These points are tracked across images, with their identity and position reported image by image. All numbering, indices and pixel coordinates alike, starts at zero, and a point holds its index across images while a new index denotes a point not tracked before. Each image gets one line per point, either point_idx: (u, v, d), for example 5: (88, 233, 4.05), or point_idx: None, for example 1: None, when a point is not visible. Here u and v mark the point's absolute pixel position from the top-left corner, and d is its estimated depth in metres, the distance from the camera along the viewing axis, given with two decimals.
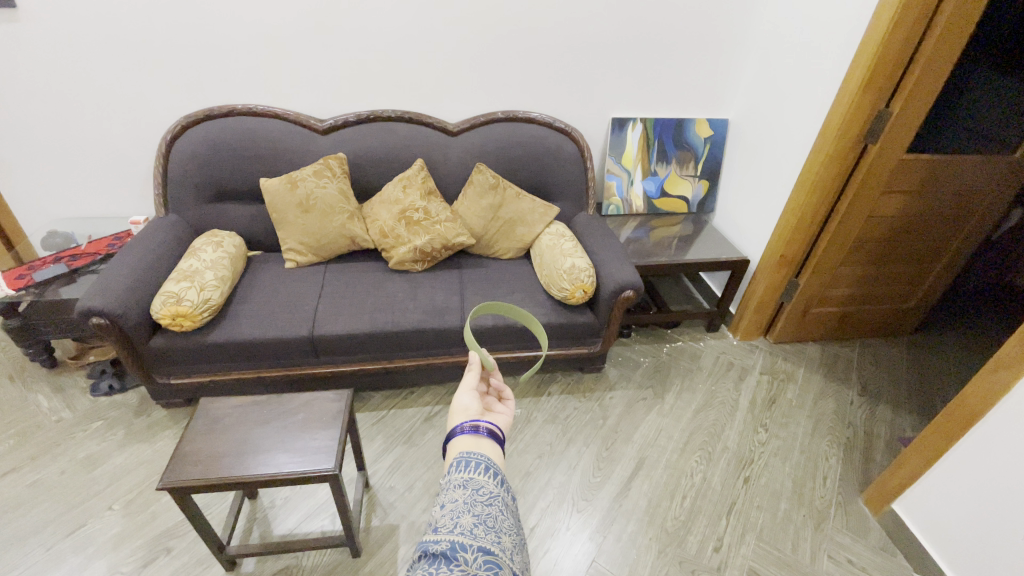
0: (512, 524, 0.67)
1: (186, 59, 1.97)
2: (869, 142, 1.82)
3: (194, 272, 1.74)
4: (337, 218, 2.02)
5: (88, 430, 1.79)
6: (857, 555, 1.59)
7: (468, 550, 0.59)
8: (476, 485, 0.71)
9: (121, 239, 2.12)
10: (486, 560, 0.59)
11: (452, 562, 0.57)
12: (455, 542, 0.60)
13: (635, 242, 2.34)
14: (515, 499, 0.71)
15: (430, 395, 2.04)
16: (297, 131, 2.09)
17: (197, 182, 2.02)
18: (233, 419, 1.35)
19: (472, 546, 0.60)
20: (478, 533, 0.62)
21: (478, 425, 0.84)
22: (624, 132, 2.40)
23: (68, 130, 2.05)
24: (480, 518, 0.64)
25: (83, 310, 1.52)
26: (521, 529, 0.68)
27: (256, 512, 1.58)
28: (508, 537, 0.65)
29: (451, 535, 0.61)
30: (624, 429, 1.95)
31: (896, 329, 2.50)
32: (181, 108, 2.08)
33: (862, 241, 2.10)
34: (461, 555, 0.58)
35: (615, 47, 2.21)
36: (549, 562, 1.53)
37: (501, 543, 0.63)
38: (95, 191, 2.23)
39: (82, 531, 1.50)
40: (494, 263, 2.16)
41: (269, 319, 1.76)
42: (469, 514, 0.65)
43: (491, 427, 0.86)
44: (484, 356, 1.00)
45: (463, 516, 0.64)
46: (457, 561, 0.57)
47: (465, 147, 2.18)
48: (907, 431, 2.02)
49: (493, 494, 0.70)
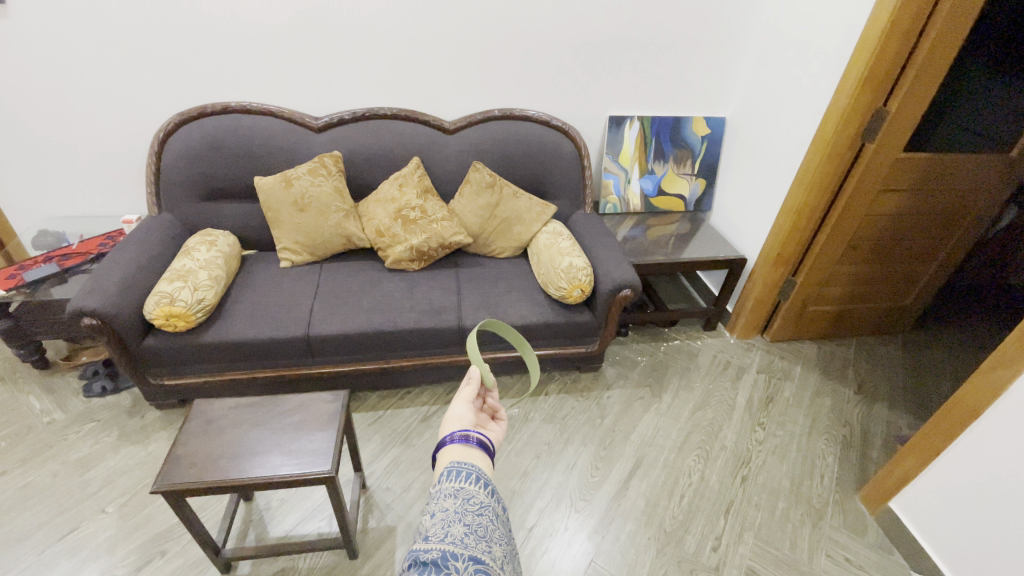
0: (503, 534, 0.67)
1: (179, 56, 1.94)
2: (867, 140, 1.82)
3: (187, 271, 1.72)
4: (333, 217, 2.00)
5: (81, 432, 1.77)
6: (854, 553, 1.60)
7: (459, 559, 0.58)
8: (466, 495, 0.70)
9: (113, 238, 2.09)
10: (476, 569, 0.58)
11: (443, 571, 0.56)
12: (446, 551, 0.59)
13: (633, 240, 2.33)
14: (506, 509, 0.71)
15: (427, 394, 2.03)
16: (292, 129, 2.06)
17: (191, 180, 2.00)
18: (228, 421, 1.34)
19: (462, 555, 0.59)
20: (469, 542, 0.61)
21: (468, 435, 0.84)
22: (621, 130, 2.39)
23: (59, 128, 2.02)
24: (471, 528, 0.64)
25: (74, 310, 1.50)
26: (512, 539, 0.67)
27: (251, 514, 1.57)
28: (499, 548, 0.64)
29: (442, 543, 0.60)
30: (622, 428, 1.95)
31: (892, 327, 2.52)
32: (174, 106, 2.05)
33: (859, 239, 2.10)
34: (452, 563, 0.57)
35: (612, 45, 2.20)
36: (547, 562, 1.52)
37: (491, 552, 0.62)
38: (86, 189, 2.20)
39: (76, 534, 1.48)
40: (490, 262, 2.15)
41: (265, 319, 1.74)
42: (460, 523, 0.64)
43: (481, 438, 0.85)
44: (485, 371, 1.00)
45: (454, 526, 0.63)
46: (448, 569, 0.56)
47: (462, 145, 2.17)
48: (903, 429, 2.03)
49: (484, 504, 0.69)
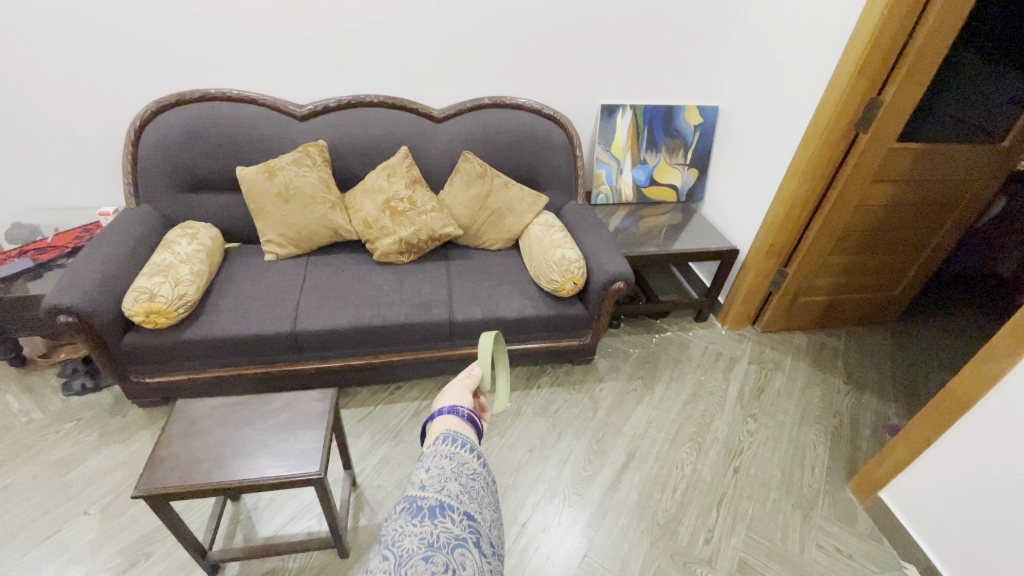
0: (495, 501, 0.66)
1: (155, 40, 1.86)
2: (860, 130, 1.80)
3: (168, 266, 1.67)
4: (319, 209, 1.95)
5: (61, 431, 1.71)
6: (844, 543, 1.61)
7: (454, 511, 0.59)
8: (461, 459, 0.69)
9: (90, 231, 2.02)
10: (469, 525, 0.58)
11: (437, 519, 0.57)
12: (442, 501, 0.60)
13: (625, 231, 2.31)
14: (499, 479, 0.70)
15: (418, 389, 2.00)
16: (275, 117, 2.00)
17: (170, 170, 1.93)
18: (212, 421, 1.30)
19: (458, 509, 0.59)
20: (463, 500, 0.61)
21: (457, 408, 0.84)
22: (613, 119, 2.35)
23: (30, 115, 1.93)
24: (465, 488, 0.63)
25: (48, 308, 1.44)
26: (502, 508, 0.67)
27: (239, 513, 1.53)
28: (491, 509, 0.64)
29: (438, 495, 0.60)
30: (615, 420, 1.94)
31: (881, 317, 2.53)
32: (151, 93, 1.97)
33: (851, 230, 2.10)
34: (448, 514, 0.58)
35: (605, 31, 2.15)
36: (540, 558, 1.52)
37: (483, 513, 0.62)
38: (60, 179, 2.11)
39: (57, 537, 1.44)
40: (481, 254, 2.11)
41: (249, 315, 1.70)
42: (456, 481, 0.64)
43: (470, 411, 0.85)
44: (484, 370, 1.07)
45: (449, 482, 0.63)
46: (442, 520, 0.57)
47: (451, 134, 2.12)
48: (892, 418, 2.05)
49: (478, 471, 0.68)
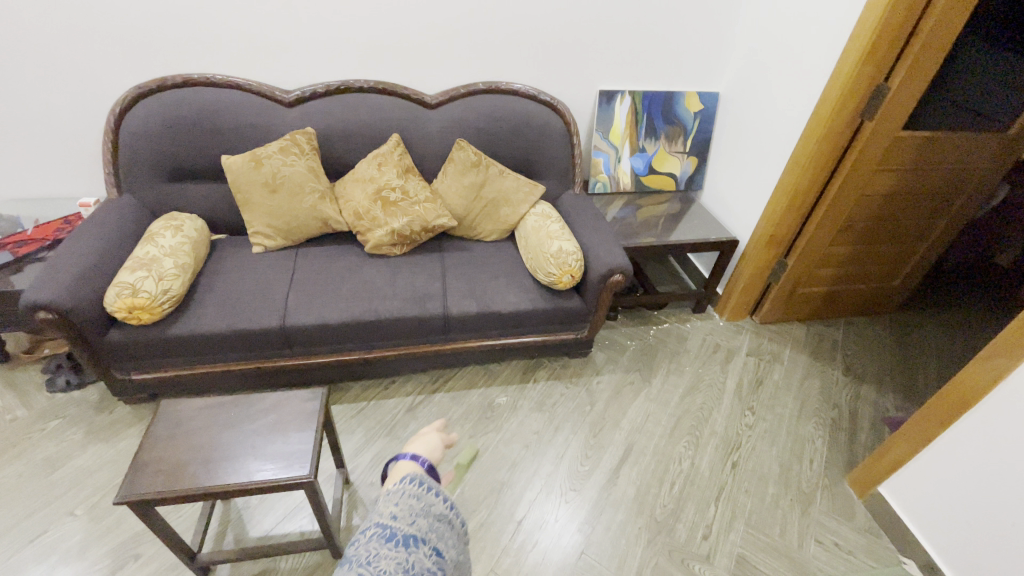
0: (455, 539, 0.81)
1: (133, 22, 1.77)
2: (866, 118, 1.75)
3: (151, 259, 1.61)
4: (308, 199, 1.88)
5: (45, 429, 1.66)
6: (842, 538, 1.61)
7: (423, 544, 0.75)
8: (427, 500, 0.82)
9: (72, 222, 1.95)
10: (434, 557, 0.74)
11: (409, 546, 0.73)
12: (415, 534, 0.75)
13: (623, 221, 2.26)
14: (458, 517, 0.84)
15: (412, 384, 1.96)
16: (261, 104, 1.92)
17: (153, 159, 1.85)
18: (198, 423, 1.26)
19: (427, 545, 0.75)
20: (429, 536, 0.77)
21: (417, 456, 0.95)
22: (611, 105, 2.29)
23: (4, 101, 1.85)
24: (431, 524, 0.79)
25: (26, 304, 1.39)
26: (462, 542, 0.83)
27: (229, 513, 1.50)
28: (453, 547, 0.79)
29: (408, 529, 0.75)
30: (613, 414, 1.92)
31: (880, 307, 2.51)
32: (130, 77, 1.88)
33: (852, 220, 2.06)
34: (418, 546, 0.74)
35: (604, 13, 2.08)
36: (537, 555, 1.50)
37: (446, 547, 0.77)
38: (38, 168, 2.03)
39: (42, 539, 1.40)
40: (476, 245, 2.06)
41: (237, 310, 1.65)
42: (424, 517, 0.79)
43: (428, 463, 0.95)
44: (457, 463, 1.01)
45: (419, 517, 0.79)
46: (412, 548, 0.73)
47: (444, 122, 2.05)
48: (891, 410, 2.03)
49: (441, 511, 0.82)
